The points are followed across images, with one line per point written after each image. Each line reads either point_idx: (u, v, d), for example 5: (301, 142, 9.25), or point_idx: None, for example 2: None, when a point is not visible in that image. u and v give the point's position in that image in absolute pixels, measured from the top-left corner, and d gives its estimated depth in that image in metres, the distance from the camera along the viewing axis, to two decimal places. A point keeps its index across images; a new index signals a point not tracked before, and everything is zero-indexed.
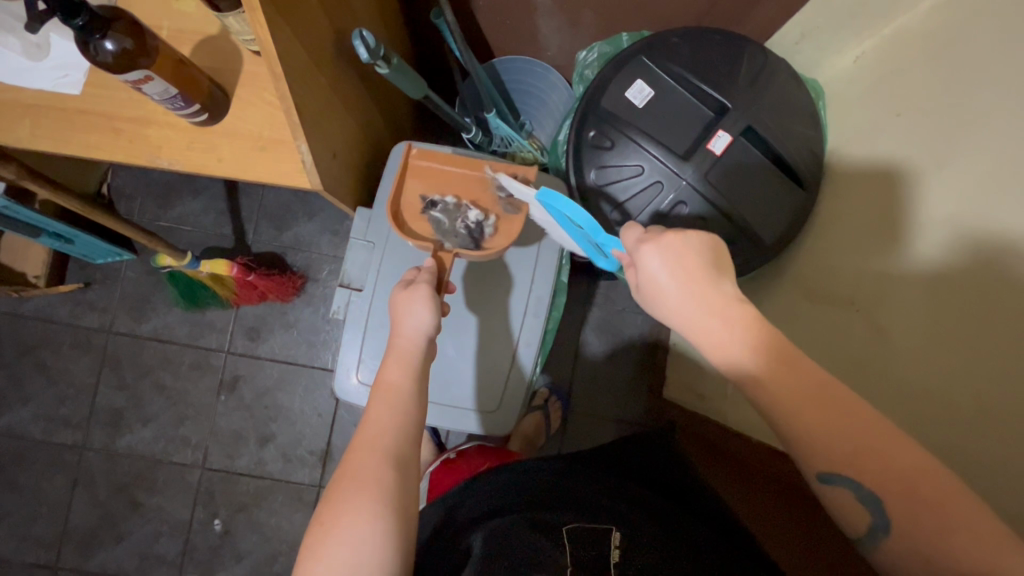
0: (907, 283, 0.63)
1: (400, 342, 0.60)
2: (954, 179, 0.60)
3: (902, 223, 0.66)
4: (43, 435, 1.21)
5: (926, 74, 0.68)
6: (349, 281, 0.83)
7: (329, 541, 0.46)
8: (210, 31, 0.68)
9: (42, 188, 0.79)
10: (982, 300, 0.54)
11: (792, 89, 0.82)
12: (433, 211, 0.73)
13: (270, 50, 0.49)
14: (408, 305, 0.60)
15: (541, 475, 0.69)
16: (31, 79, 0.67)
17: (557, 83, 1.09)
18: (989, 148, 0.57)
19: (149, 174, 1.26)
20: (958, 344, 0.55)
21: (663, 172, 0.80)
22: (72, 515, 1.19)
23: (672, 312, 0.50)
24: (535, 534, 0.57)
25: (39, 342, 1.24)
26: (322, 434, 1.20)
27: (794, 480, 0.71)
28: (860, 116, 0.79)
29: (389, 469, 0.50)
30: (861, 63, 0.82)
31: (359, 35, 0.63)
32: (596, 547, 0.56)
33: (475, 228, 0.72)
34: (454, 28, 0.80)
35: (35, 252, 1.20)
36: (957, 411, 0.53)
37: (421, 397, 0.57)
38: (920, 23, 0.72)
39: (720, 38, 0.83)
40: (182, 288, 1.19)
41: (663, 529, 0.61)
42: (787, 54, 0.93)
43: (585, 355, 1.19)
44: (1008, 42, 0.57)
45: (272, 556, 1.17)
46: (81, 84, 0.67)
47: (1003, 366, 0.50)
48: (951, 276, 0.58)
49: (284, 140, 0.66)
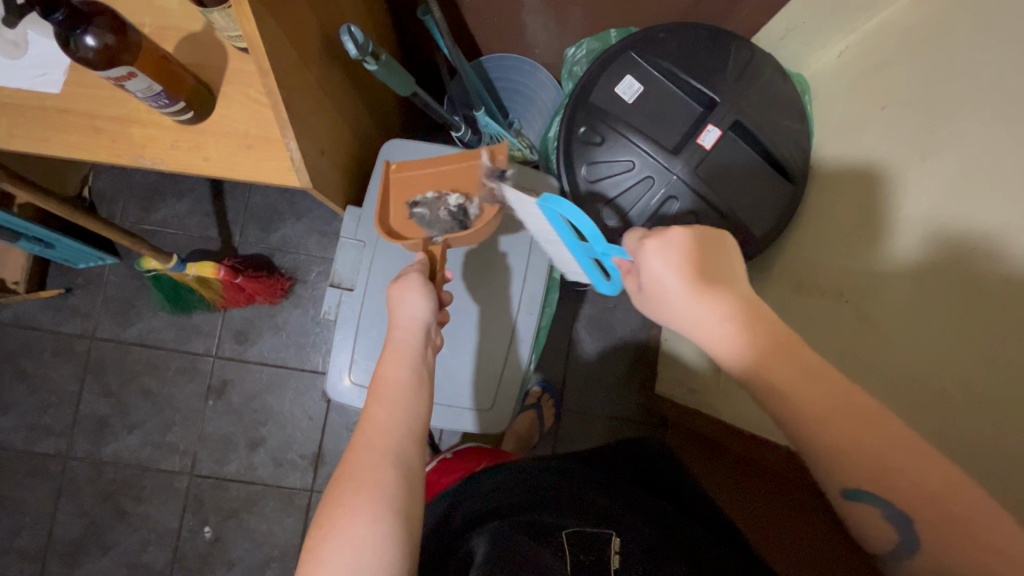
0: (895, 274, 0.63)
1: (397, 335, 0.59)
2: (938, 168, 0.61)
3: (888, 214, 0.66)
4: (24, 445, 1.19)
5: (909, 66, 0.69)
6: (339, 281, 0.82)
7: (330, 544, 0.45)
8: (194, 28, 0.67)
9: (22, 190, 0.77)
10: (970, 286, 0.54)
11: (779, 84, 0.83)
12: (415, 208, 0.70)
13: (258, 45, 0.48)
14: (402, 295, 0.60)
15: (540, 478, 0.69)
16: (7, 77, 0.65)
17: (546, 82, 1.09)
18: (973, 136, 0.57)
19: (131, 176, 1.24)
20: (948, 331, 0.55)
21: (653, 167, 0.80)
22: (56, 526, 1.16)
23: (684, 316, 0.48)
24: (534, 539, 0.56)
25: (19, 350, 1.21)
26: (313, 438, 1.19)
27: (788, 476, 0.72)
28: (845, 109, 0.80)
29: (390, 469, 0.50)
30: (844, 58, 0.83)
31: (348, 32, 0.63)
32: (595, 551, 0.56)
33: (458, 211, 0.70)
34: (441, 26, 0.80)
35: (13, 257, 1.17)
36: (948, 399, 0.54)
37: (422, 390, 0.56)
38: (902, 16, 0.73)
39: (706, 33, 0.84)
40: (165, 290, 1.17)
41: (660, 531, 0.61)
42: (774, 49, 0.94)
43: (577, 353, 1.19)
44: (988, 34, 0.58)
45: (265, 563, 1.15)
46: (60, 83, 0.65)
47: (993, 354, 0.51)
48: (937, 265, 0.58)
49: (271, 137, 0.65)
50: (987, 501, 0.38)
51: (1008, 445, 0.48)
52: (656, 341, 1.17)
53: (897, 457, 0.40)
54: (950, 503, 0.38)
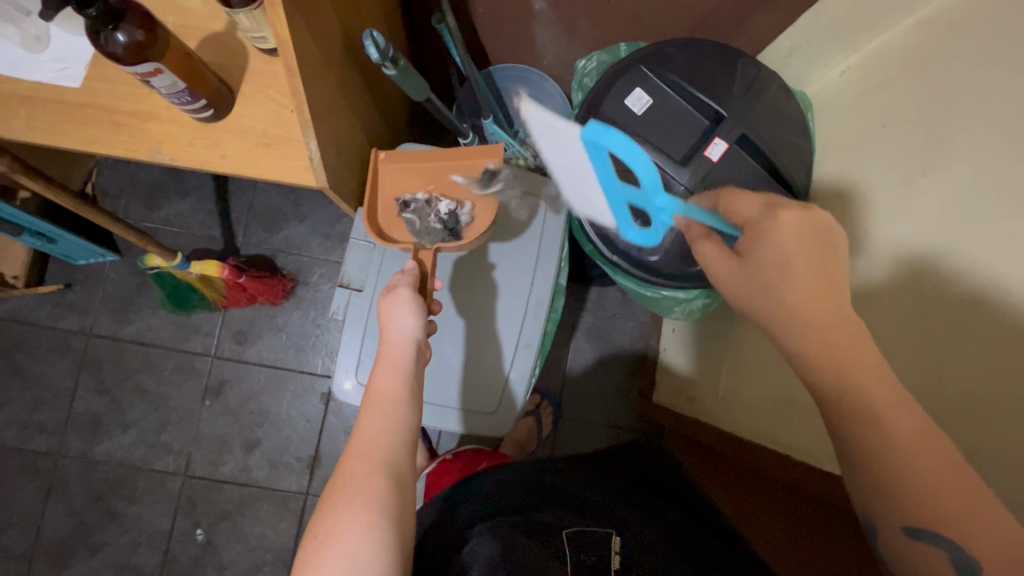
0: (892, 284, 0.61)
1: (388, 349, 0.60)
2: (939, 189, 0.58)
3: (881, 223, 0.66)
4: (16, 442, 1.18)
5: (909, 86, 0.67)
6: (349, 281, 0.87)
7: (325, 551, 0.44)
8: (216, 27, 0.67)
9: (35, 183, 0.75)
10: (972, 315, 0.51)
11: (783, 100, 0.80)
12: (406, 212, 0.75)
13: (288, 45, 0.50)
14: (393, 310, 0.61)
15: (546, 481, 0.72)
16: (28, 70, 0.66)
17: (553, 92, 1.09)
18: (985, 147, 0.54)
19: (195, 178, 1.24)
20: (942, 343, 0.54)
21: (660, 176, 0.77)
22: (46, 525, 1.15)
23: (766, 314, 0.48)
24: (535, 540, 0.59)
25: (16, 343, 1.20)
26: (310, 440, 1.18)
27: (771, 470, 0.73)
28: (846, 127, 0.79)
29: (381, 477, 0.50)
30: (847, 78, 0.81)
31: (370, 36, 0.65)
32: (597, 551, 0.60)
33: (449, 219, 0.74)
34: (455, 34, 0.84)
35: (13, 252, 1.17)
36: (951, 407, 0.51)
37: (413, 404, 0.57)
38: (904, 38, 0.71)
39: (714, 49, 0.81)
40: (169, 290, 1.18)
41: (685, 555, 0.63)
42: (779, 68, 0.93)
43: (571, 366, 1.20)
44: (991, 45, 0.56)
45: (258, 566, 1.14)
46: (81, 78, 0.66)
47: (993, 364, 0.48)
48: (929, 285, 0.56)
49: (290, 137, 0.65)
50: (984, 497, 0.38)
51: (973, 454, 0.49)
52: (654, 350, 1.18)
53: (878, 443, 0.40)
54: (879, 478, 0.41)
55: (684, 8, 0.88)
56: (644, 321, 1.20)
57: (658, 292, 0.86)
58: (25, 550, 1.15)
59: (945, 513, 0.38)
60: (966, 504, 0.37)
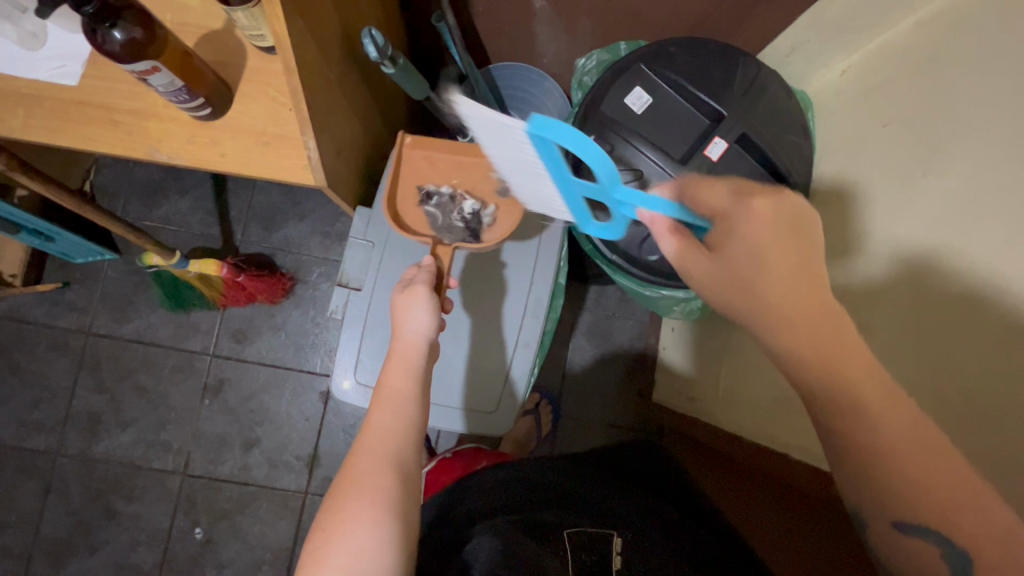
0: (892, 283, 0.61)
1: (401, 346, 0.60)
2: (938, 188, 0.58)
3: (881, 222, 0.65)
4: (15, 441, 1.18)
5: (909, 86, 0.67)
6: (348, 281, 0.85)
7: (333, 545, 0.44)
8: (214, 25, 0.67)
9: (33, 182, 0.75)
10: (971, 316, 0.51)
11: (783, 99, 0.80)
12: (428, 204, 0.75)
13: (285, 43, 0.50)
14: (408, 307, 0.61)
15: (547, 480, 0.72)
16: (25, 68, 0.66)
17: (552, 92, 1.08)
18: (985, 146, 0.54)
19: (194, 177, 1.24)
20: (940, 343, 0.54)
21: (661, 176, 0.77)
22: (45, 524, 1.15)
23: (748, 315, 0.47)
24: (536, 540, 0.59)
25: (14, 342, 1.20)
26: (310, 439, 1.18)
27: (771, 470, 0.73)
28: (846, 127, 0.78)
29: (389, 473, 0.50)
30: (847, 77, 0.81)
31: (369, 34, 0.65)
32: (596, 551, 0.61)
33: (472, 219, 0.74)
34: (453, 31, 0.84)
35: (12, 250, 1.17)
36: (949, 409, 0.51)
37: (422, 401, 0.57)
38: (905, 37, 0.71)
39: (714, 48, 0.81)
40: (166, 287, 1.17)
41: (689, 556, 0.63)
42: (780, 66, 0.92)
43: (571, 364, 1.20)
44: (992, 44, 0.56)
45: (257, 565, 1.14)
46: (79, 76, 0.66)
47: (992, 363, 0.48)
48: (928, 284, 0.56)
49: (288, 135, 0.65)
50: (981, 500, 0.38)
51: (971, 455, 0.49)
52: (654, 349, 1.18)
53: (878, 442, 0.40)
54: (875, 477, 0.40)
55: (685, 6, 0.87)
56: (643, 320, 1.20)
57: (658, 292, 0.86)
58: (24, 549, 1.15)
59: (946, 516, 0.37)
60: (963, 503, 0.37)
